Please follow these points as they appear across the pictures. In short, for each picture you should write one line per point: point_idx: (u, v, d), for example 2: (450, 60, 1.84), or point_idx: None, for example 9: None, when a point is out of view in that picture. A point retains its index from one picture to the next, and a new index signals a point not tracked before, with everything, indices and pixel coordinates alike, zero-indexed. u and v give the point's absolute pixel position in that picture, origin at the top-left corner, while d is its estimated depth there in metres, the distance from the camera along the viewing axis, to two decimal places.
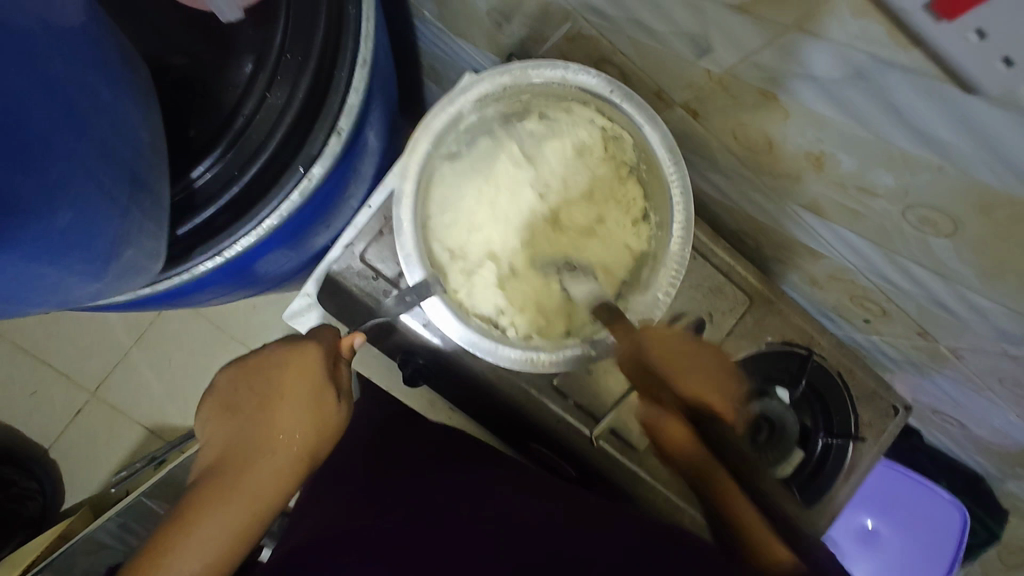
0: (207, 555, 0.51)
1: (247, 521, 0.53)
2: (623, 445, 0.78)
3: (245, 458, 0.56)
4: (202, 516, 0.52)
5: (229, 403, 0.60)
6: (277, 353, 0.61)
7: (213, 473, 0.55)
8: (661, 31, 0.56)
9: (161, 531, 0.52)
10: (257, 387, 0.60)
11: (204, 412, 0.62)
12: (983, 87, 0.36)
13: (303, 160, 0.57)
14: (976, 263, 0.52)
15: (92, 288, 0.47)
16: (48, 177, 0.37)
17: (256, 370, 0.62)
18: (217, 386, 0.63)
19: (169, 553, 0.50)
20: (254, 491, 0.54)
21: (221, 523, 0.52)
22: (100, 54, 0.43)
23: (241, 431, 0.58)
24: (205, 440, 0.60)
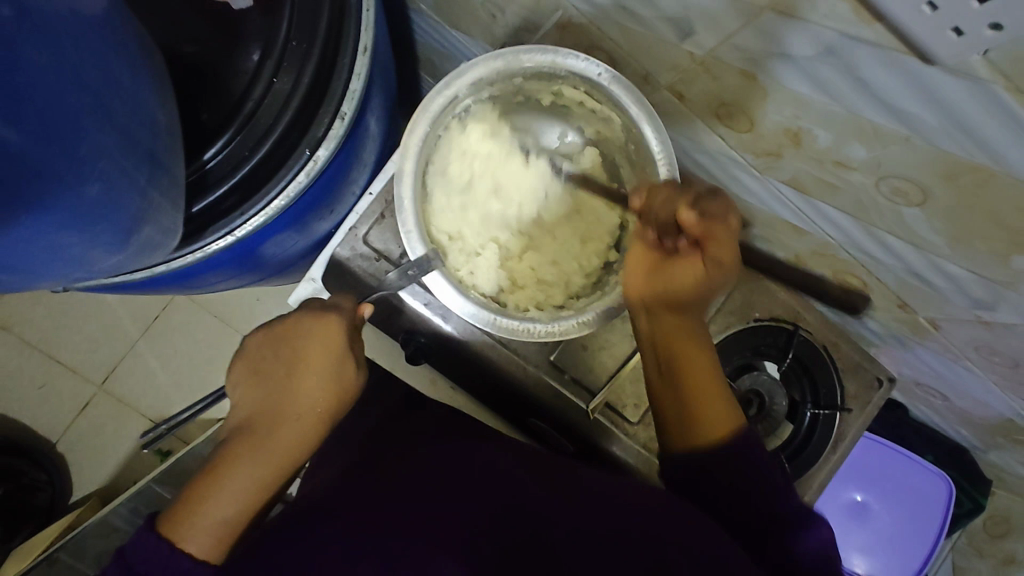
0: (239, 505, 0.57)
1: (273, 476, 0.59)
2: (618, 418, 0.81)
3: (272, 421, 0.61)
4: (236, 470, 0.58)
5: (255, 366, 0.64)
6: (302, 322, 0.64)
7: (244, 432, 0.61)
8: (647, 17, 0.59)
9: (199, 481, 0.58)
10: (282, 353, 0.64)
11: (234, 372, 0.66)
12: (939, 57, 0.39)
13: (308, 143, 0.60)
14: (946, 230, 0.55)
15: (115, 261, 0.50)
16: (77, 151, 0.41)
17: (281, 336, 0.64)
18: (247, 348, 0.66)
19: (207, 501, 0.57)
20: (280, 450, 0.60)
21: (251, 476, 0.58)
22: (119, 38, 0.46)
23: (267, 394, 0.63)
24: (235, 398, 0.64)
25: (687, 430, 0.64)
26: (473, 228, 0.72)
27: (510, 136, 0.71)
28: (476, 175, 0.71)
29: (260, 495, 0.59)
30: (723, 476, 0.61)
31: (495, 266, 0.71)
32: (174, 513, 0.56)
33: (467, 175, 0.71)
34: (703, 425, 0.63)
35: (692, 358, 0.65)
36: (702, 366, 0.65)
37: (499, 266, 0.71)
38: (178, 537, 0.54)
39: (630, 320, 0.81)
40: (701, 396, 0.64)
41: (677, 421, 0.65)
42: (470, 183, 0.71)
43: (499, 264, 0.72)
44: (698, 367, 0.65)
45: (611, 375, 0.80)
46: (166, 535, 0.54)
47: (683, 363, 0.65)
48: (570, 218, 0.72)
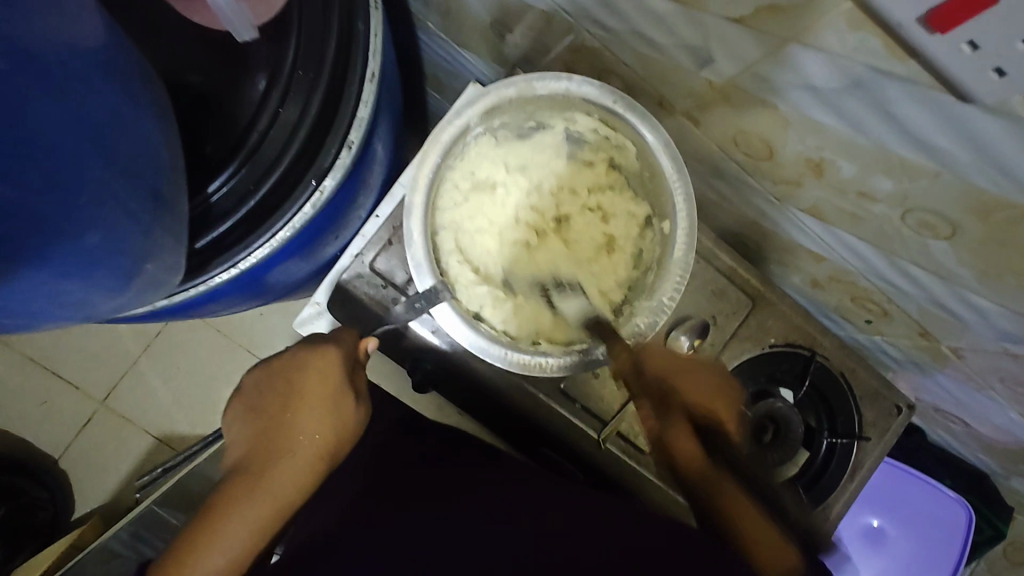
0: (232, 552, 0.55)
1: (270, 521, 0.57)
2: (629, 448, 0.78)
3: (269, 459, 0.59)
4: (232, 516, 0.56)
5: (252, 402, 0.63)
6: (297, 356, 0.62)
7: (239, 471, 0.59)
8: (663, 43, 0.57)
9: (196, 527, 0.56)
10: (279, 388, 0.63)
11: (232, 409, 0.65)
12: (977, 96, 0.38)
13: (314, 174, 0.58)
14: (976, 264, 0.53)
15: (117, 301, 0.49)
16: (78, 196, 0.39)
17: (277, 371, 0.63)
18: (244, 385, 0.65)
19: (199, 549, 0.55)
20: (276, 490, 0.58)
21: (243, 521, 0.56)
22: (120, 74, 0.44)
23: (263, 430, 0.61)
24: (232, 436, 0.63)
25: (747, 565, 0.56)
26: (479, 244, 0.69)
27: (518, 142, 0.69)
28: (493, 184, 0.69)
29: (254, 540, 0.56)
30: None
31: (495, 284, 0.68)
32: (166, 562, 0.54)
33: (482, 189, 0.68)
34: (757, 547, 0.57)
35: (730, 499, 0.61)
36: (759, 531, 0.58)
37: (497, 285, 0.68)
38: None
39: (642, 347, 0.79)
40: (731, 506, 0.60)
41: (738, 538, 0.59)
42: (478, 194, 0.68)
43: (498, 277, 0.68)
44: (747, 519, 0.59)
45: (623, 403, 0.78)
46: None
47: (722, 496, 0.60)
48: (582, 228, 0.69)
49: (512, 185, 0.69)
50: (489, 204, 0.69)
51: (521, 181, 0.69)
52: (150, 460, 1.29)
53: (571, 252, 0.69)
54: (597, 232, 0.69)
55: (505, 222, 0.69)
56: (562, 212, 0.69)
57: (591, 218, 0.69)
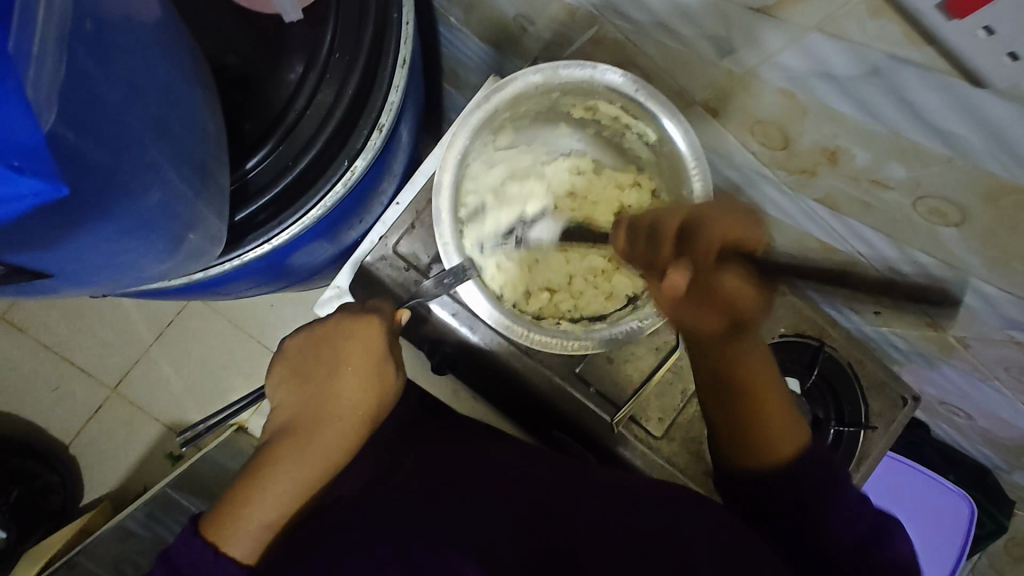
0: (281, 508, 0.57)
1: (314, 480, 0.58)
2: (642, 432, 0.80)
3: (315, 423, 0.60)
4: (278, 474, 0.57)
5: (298, 367, 0.65)
6: (343, 323, 0.64)
7: (287, 433, 0.60)
8: (686, 35, 0.59)
9: (242, 482, 0.58)
10: (325, 356, 0.64)
11: (277, 374, 0.66)
12: (991, 80, 0.40)
13: (347, 154, 0.60)
14: (983, 250, 0.55)
15: (162, 267, 0.51)
16: (141, 159, 0.41)
17: (323, 338, 0.64)
18: (289, 350, 0.66)
19: (249, 504, 0.56)
20: (321, 451, 0.59)
21: (294, 477, 0.58)
22: (173, 49, 0.47)
23: (308, 396, 0.62)
24: (277, 400, 0.65)
25: (747, 450, 0.60)
26: (496, 223, 0.71)
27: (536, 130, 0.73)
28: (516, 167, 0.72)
29: (302, 498, 0.58)
30: (812, 480, 0.57)
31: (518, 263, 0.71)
32: (217, 515, 0.56)
33: (494, 171, 0.71)
34: (766, 447, 0.59)
35: (767, 394, 0.61)
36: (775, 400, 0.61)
37: (521, 263, 0.71)
38: (222, 540, 0.54)
39: (655, 334, 0.81)
40: (761, 411, 0.60)
41: (733, 433, 0.61)
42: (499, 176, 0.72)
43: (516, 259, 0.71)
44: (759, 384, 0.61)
45: (637, 389, 0.80)
46: (211, 537, 0.54)
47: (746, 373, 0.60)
48: (595, 194, 0.73)
49: (529, 168, 0.73)
50: (505, 183, 0.72)
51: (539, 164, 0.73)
52: (160, 446, 1.31)
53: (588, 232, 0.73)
54: (612, 199, 0.73)
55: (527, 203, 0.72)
56: (582, 191, 0.73)
57: (611, 201, 0.73)
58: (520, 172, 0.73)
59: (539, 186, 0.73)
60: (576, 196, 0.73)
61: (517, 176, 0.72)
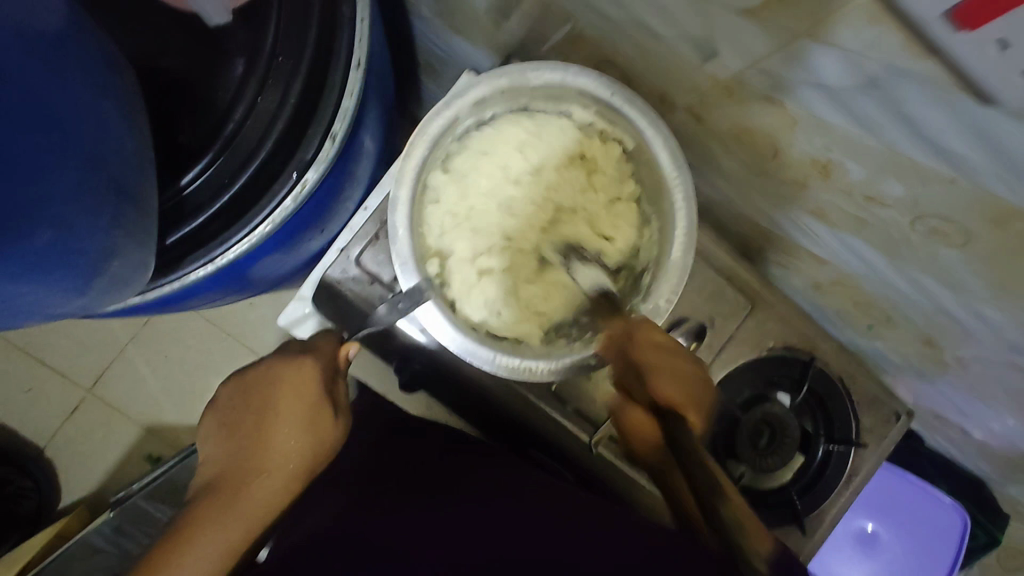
0: (208, 573, 0.48)
1: (244, 537, 0.51)
2: (623, 453, 0.75)
3: (244, 474, 0.53)
4: (204, 535, 0.48)
5: (225, 418, 0.58)
6: (273, 368, 0.59)
7: (211, 488, 0.53)
8: (665, 35, 0.54)
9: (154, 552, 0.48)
10: (255, 402, 0.58)
11: (203, 426, 0.59)
12: (1002, 100, 0.35)
13: (295, 166, 0.55)
14: (987, 275, 0.51)
15: (79, 302, 0.46)
16: (28, 192, 0.36)
17: (251, 384, 0.59)
18: (216, 401, 0.60)
19: (165, 573, 0.46)
20: (256, 505, 0.52)
21: (223, 539, 0.49)
22: (79, 56, 0.41)
23: (235, 447, 0.55)
24: (201, 456, 0.57)
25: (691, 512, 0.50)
26: (462, 235, 0.66)
27: (509, 128, 0.65)
28: (486, 173, 0.66)
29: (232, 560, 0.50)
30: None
31: (485, 278, 0.66)
32: None
33: (460, 179, 0.66)
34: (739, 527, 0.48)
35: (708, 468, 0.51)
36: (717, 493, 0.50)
37: (486, 279, 0.66)
38: None
39: None
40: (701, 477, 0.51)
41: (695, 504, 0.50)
42: (466, 181, 0.66)
43: (480, 274, 0.66)
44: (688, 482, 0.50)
45: None
46: None
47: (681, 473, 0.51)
48: (568, 190, 0.67)
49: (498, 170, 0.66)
50: (472, 195, 0.66)
51: (512, 165, 0.66)
52: (136, 450, 1.27)
53: (564, 238, 0.67)
54: (589, 205, 0.67)
55: (496, 210, 0.67)
56: (559, 198, 0.67)
57: (587, 207, 0.67)
58: (489, 177, 0.66)
59: (509, 193, 0.67)
60: (555, 204, 0.67)
61: (484, 186, 0.67)
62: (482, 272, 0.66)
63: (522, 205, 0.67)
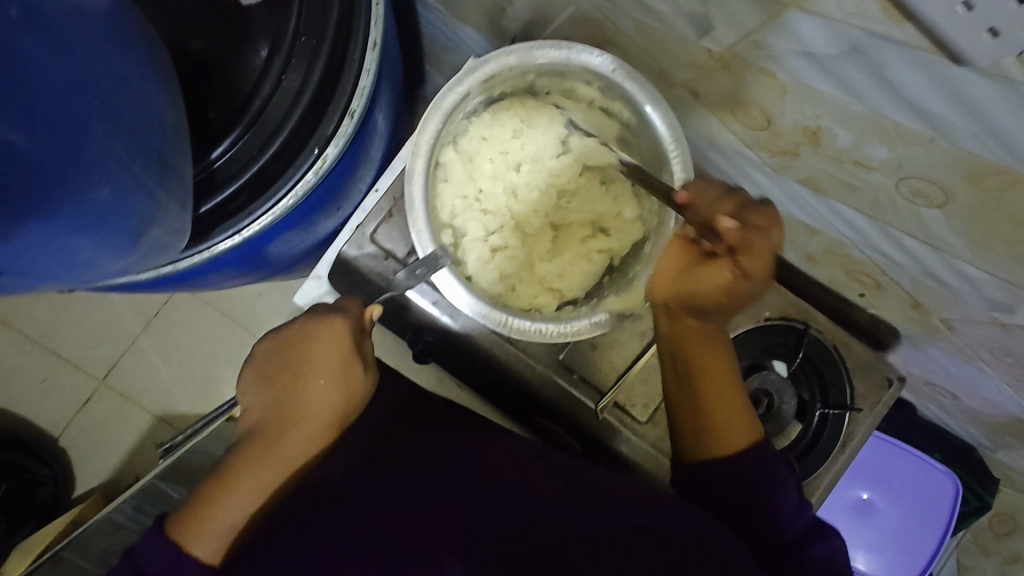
0: (249, 510, 0.56)
1: (280, 483, 0.58)
2: (627, 418, 0.79)
3: (281, 426, 0.58)
4: (246, 478, 0.56)
5: (264, 372, 0.62)
6: (306, 327, 0.61)
7: (253, 436, 0.58)
8: (664, 13, 0.58)
9: (207, 484, 0.57)
10: (290, 358, 0.61)
11: (243, 377, 0.63)
12: (970, 58, 0.38)
13: (317, 142, 0.59)
14: (967, 232, 0.54)
15: (123, 263, 0.49)
16: (85, 153, 0.40)
17: (288, 341, 0.62)
18: (256, 354, 0.63)
19: (215, 506, 0.55)
20: (291, 455, 0.58)
21: (260, 484, 0.57)
22: (123, 34, 0.45)
23: (273, 400, 0.60)
24: (244, 403, 0.62)
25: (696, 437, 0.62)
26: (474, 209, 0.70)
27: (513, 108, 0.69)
28: (495, 149, 0.70)
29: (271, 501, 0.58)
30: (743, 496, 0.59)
31: (496, 249, 0.70)
32: (183, 516, 0.55)
33: (470, 154, 0.70)
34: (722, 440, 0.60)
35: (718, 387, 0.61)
36: (733, 399, 0.61)
37: (498, 250, 0.70)
38: (187, 541, 0.53)
39: (640, 319, 0.80)
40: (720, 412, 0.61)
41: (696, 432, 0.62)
42: (476, 158, 0.70)
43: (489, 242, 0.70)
44: (723, 405, 0.61)
45: (620, 375, 0.79)
46: (175, 538, 0.53)
47: (703, 367, 0.62)
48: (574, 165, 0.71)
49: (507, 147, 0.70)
50: (482, 170, 0.70)
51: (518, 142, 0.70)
52: (151, 436, 1.30)
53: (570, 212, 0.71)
54: (597, 182, 0.71)
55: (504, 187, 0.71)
56: (567, 174, 0.70)
57: (594, 182, 0.71)
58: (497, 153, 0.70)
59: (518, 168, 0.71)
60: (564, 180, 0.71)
61: (492, 163, 0.70)
62: (493, 243, 0.70)
63: (531, 181, 0.71)
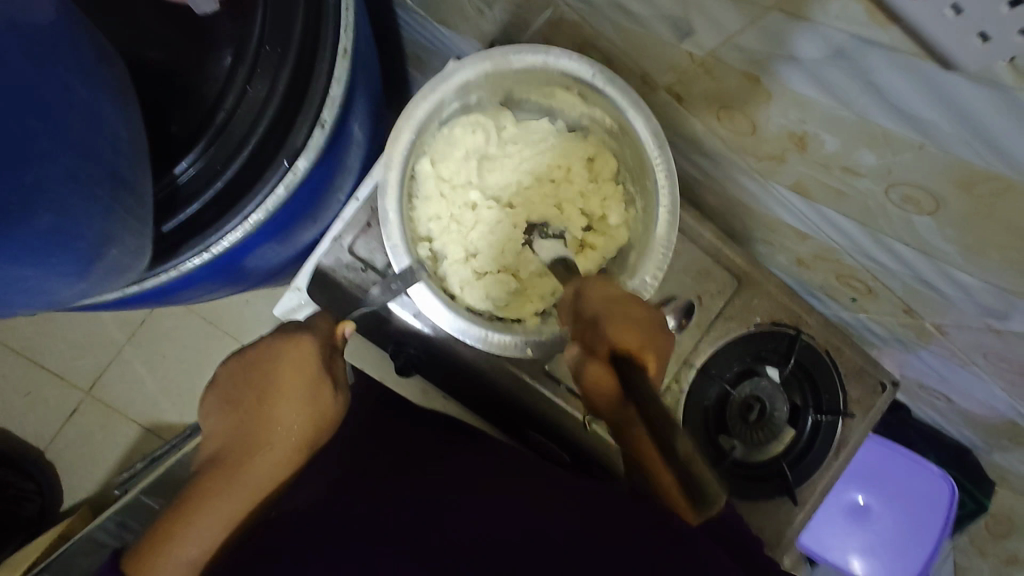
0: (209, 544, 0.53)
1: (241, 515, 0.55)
2: (616, 429, 0.77)
3: (245, 453, 0.56)
4: (207, 511, 0.53)
5: (228, 394, 0.59)
6: (274, 346, 0.59)
7: (215, 465, 0.55)
8: (644, 15, 0.55)
9: (164, 520, 0.53)
10: (256, 379, 0.59)
11: (205, 400, 0.60)
12: (960, 62, 0.36)
13: (286, 154, 0.57)
14: (959, 239, 0.52)
15: (80, 286, 0.47)
16: (28, 175, 0.38)
17: (254, 361, 0.59)
18: (219, 376, 0.61)
19: (173, 543, 0.51)
20: (255, 484, 0.55)
21: (222, 516, 0.53)
22: (72, 48, 0.43)
23: (238, 424, 0.57)
24: (205, 429, 0.59)
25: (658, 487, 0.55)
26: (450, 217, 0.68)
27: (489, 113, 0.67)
28: (471, 156, 0.68)
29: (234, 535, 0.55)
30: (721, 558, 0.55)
31: (474, 259, 0.68)
32: (136, 556, 0.51)
33: (446, 162, 0.67)
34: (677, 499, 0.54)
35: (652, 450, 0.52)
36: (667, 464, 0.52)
37: (477, 260, 0.68)
38: None
39: None
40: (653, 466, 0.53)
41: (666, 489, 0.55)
42: (452, 166, 0.68)
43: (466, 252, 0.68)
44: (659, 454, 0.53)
45: None
46: None
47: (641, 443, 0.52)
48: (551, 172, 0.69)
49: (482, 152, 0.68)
50: (458, 178, 0.68)
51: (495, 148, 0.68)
52: (136, 450, 1.28)
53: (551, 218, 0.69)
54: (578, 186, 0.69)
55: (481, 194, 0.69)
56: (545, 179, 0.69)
57: (575, 188, 0.69)
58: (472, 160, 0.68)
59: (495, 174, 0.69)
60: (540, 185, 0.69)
61: (469, 170, 0.68)
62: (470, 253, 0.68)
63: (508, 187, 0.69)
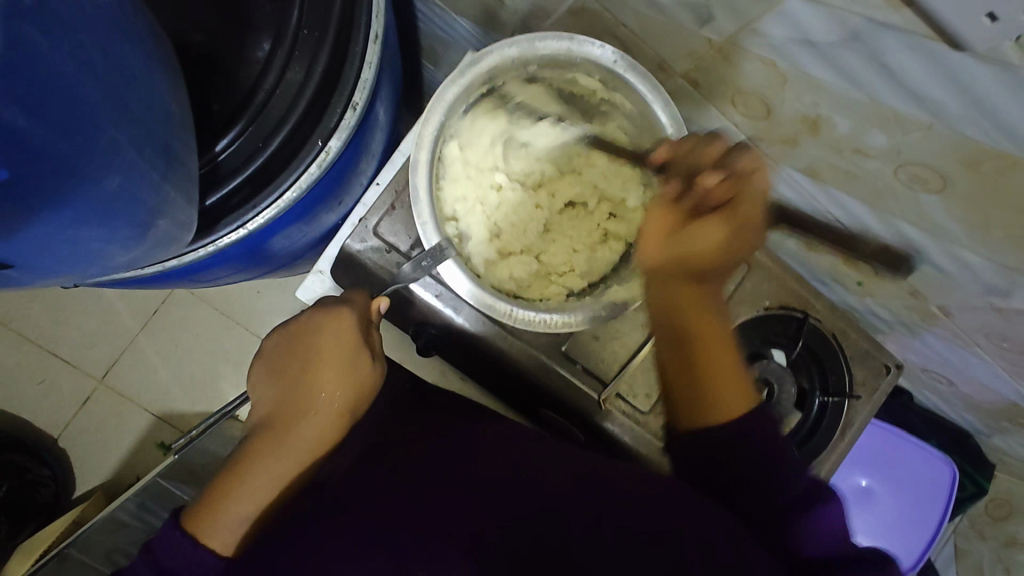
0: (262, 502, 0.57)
1: (291, 477, 0.59)
2: (630, 408, 0.80)
3: (290, 418, 0.60)
4: (258, 470, 0.57)
5: (274, 365, 0.64)
6: (312, 319, 0.63)
7: (265, 428, 0.60)
8: (665, 3, 0.58)
9: (221, 477, 0.58)
10: (298, 350, 0.63)
11: (253, 370, 0.65)
12: (970, 43, 0.39)
13: (320, 134, 0.59)
14: (964, 216, 0.55)
15: (132, 254, 0.50)
16: (98, 143, 0.40)
17: (296, 334, 0.64)
18: (264, 348, 0.66)
19: (228, 499, 0.56)
20: (301, 448, 0.59)
21: (273, 475, 0.58)
22: (131, 26, 0.45)
23: (283, 391, 0.62)
24: (253, 397, 0.64)
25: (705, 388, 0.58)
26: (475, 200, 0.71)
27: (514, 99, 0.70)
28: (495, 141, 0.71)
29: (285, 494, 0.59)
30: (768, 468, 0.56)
31: (496, 241, 0.71)
32: (196, 510, 0.56)
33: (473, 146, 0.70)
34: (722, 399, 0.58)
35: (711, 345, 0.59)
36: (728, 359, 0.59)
37: (499, 242, 0.71)
38: (203, 533, 0.54)
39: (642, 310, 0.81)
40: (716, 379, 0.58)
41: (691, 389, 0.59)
42: (477, 150, 0.70)
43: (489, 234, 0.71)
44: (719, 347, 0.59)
45: (622, 366, 0.80)
46: (191, 531, 0.54)
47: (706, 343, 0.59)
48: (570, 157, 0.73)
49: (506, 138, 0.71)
50: (483, 162, 0.71)
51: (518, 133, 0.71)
52: (150, 436, 1.29)
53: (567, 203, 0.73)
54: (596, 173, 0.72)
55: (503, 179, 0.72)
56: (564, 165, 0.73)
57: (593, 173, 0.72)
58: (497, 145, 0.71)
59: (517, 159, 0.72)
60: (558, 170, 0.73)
61: (494, 155, 0.71)
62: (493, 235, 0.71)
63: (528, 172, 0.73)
